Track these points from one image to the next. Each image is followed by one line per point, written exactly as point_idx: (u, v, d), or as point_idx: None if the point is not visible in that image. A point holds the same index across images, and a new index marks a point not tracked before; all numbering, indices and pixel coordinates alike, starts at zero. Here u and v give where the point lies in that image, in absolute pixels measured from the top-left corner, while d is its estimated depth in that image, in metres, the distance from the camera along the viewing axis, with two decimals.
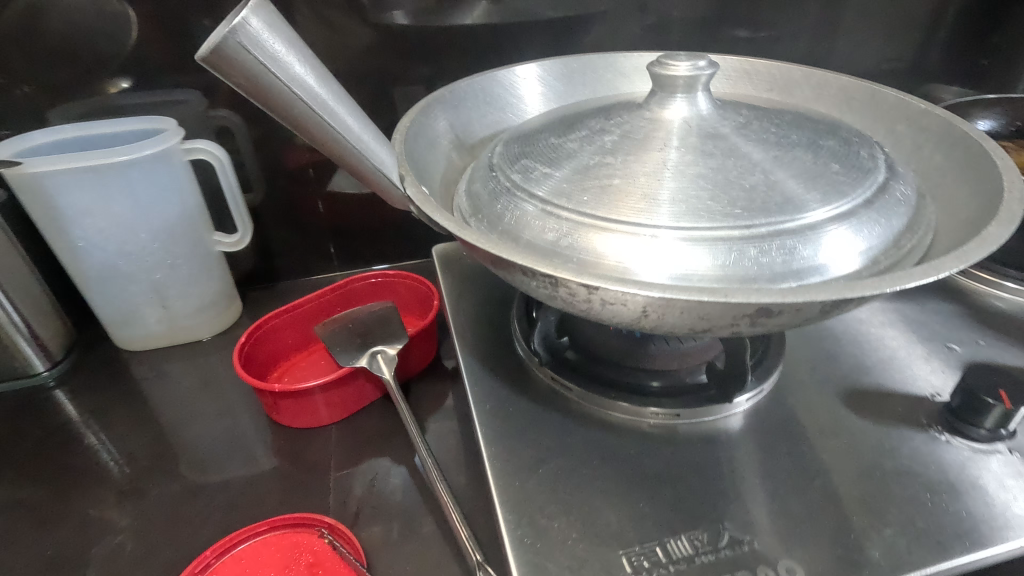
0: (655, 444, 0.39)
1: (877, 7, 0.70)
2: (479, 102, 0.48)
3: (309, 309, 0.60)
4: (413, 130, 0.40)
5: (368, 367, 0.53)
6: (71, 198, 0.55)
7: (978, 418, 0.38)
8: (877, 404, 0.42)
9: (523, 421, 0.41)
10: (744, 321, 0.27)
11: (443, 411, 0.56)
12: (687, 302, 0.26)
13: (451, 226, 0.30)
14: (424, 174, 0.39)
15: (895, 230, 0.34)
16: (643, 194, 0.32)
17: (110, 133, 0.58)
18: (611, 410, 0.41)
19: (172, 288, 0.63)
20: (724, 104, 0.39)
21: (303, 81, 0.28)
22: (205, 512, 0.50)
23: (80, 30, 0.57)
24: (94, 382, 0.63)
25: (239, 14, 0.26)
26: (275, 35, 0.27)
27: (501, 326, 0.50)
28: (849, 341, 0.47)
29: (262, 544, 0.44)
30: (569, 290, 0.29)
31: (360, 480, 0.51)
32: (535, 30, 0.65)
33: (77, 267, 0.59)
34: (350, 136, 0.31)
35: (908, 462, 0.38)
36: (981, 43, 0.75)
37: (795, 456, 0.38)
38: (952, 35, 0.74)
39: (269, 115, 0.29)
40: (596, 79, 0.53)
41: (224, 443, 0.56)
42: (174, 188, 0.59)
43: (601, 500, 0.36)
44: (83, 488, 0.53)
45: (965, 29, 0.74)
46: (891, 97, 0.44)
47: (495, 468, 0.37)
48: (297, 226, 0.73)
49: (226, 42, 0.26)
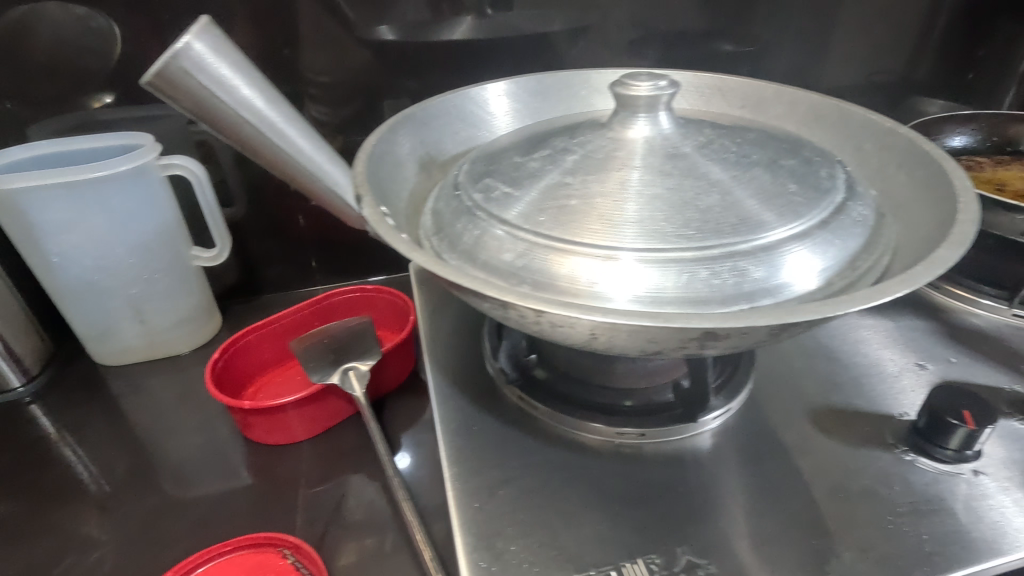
0: (620, 465, 0.39)
1: (863, 22, 0.70)
2: (450, 119, 0.48)
3: (285, 325, 0.60)
4: (378, 150, 0.40)
5: (339, 384, 0.53)
6: (47, 213, 0.55)
7: (944, 439, 0.38)
8: (845, 425, 0.41)
9: (488, 441, 0.40)
10: (692, 344, 0.27)
11: (416, 427, 0.56)
12: (631, 326, 0.26)
13: (402, 248, 0.30)
14: (388, 193, 0.39)
15: (850, 252, 0.34)
16: (598, 215, 0.32)
17: (88, 149, 0.59)
18: (577, 430, 0.41)
19: (148, 303, 0.63)
20: (687, 123, 0.39)
21: (249, 104, 0.30)
22: (173, 531, 0.50)
23: (65, 45, 0.57)
24: (70, 397, 0.63)
25: (183, 39, 0.28)
26: (220, 59, 0.29)
27: (473, 342, 0.50)
28: (822, 359, 0.47)
29: (226, 565, 0.44)
30: (519, 313, 0.29)
31: (330, 498, 0.51)
32: (515, 46, 0.65)
33: (54, 282, 0.59)
34: (300, 156, 0.32)
35: (872, 483, 0.38)
36: (969, 57, 0.74)
37: (760, 477, 0.38)
38: (940, 48, 0.74)
39: (216, 135, 0.30)
40: (570, 95, 0.53)
41: (196, 459, 0.56)
42: (150, 203, 0.59)
43: (560, 522, 0.35)
44: (52, 505, 0.52)
45: (953, 42, 0.73)
46: (859, 115, 0.44)
47: (455, 489, 0.37)
48: (278, 240, 0.73)
49: (170, 67, 0.27)
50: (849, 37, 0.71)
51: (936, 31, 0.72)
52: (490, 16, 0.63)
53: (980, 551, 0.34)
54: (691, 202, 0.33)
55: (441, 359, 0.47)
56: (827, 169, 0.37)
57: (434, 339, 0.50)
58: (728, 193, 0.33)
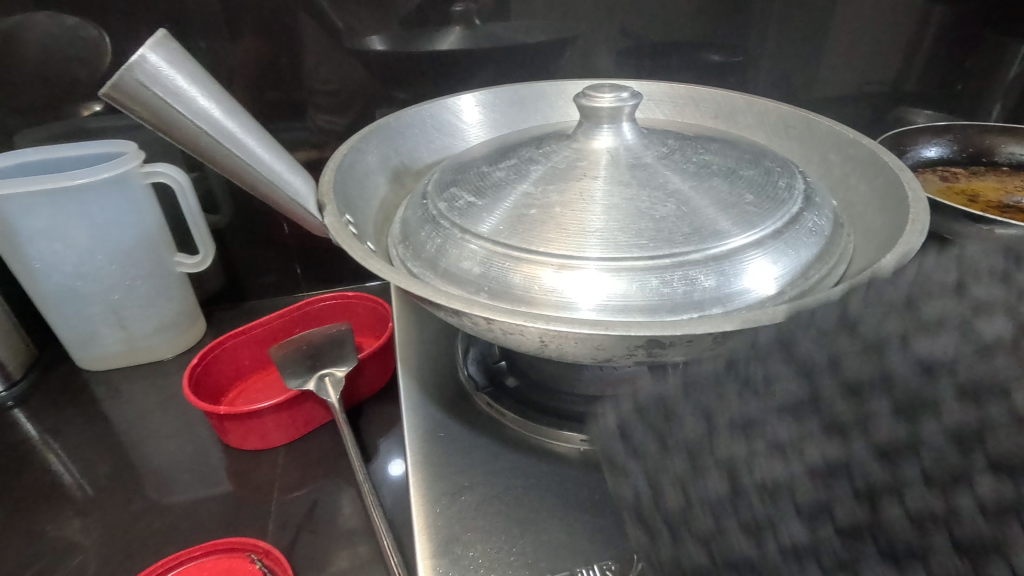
0: (583, 472, 0.39)
1: (852, 32, 0.70)
2: (424, 129, 0.49)
3: (266, 331, 0.61)
4: (347, 160, 0.41)
5: (316, 390, 0.53)
6: (28, 219, 0.56)
7: None
8: None
9: (454, 447, 0.41)
10: (640, 351, 0.28)
11: (392, 433, 0.56)
12: (577, 334, 0.26)
13: (359, 256, 0.30)
14: (356, 202, 0.40)
15: (805, 261, 0.34)
16: (556, 224, 0.33)
17: (73, 157, 0.60)
18: (543, 437, 0.41)
19: (130, 309, 0.63)
20: (651, 134, 0.40)
21: (207, 114, 0.30)
22: (145, 537, 0.50)
23: (55, 54, 0.58)
24: (52, 402, 0.64)
25: (139, 52, 0.28)
26: (177, 70, 0.29)
27: (446, 349, 0.50)
28: None
29: (195, 569, 0.44)
30: (471, 320, 0.29)
31: (303, 504, 0.51)
32: (499, 57, 0.66)
33: (36, 287, 0.60)
34: (260, 165, 0.33)
35: None
36: (960, 67, 0.74)
37: None
38: (932, 58, 0.73)
39: (175, 144, 0.31)
40: (545, 105, 0.53)
41: (172, 465, 0.56)
42: (132, 210, 0.60)
43: (518, 528, 0.36)
44: (29, 508, 0.53)
45: (945, 53, 0.73)
46: (824, 126, 0.44)
47: (417, 495, 0.38)
48: (262, 247, 0.74)
49: (125, 79, 0.28)
50: (839, 47, 0.71)
51: (927, 42, 0.72)
52: (477, 26, 0.64)
53: None
54: (648, 214, 0.33)
55: (413, 365, 0.48)
56: (786, 180, 0.37)
57: (408, 346, 0.50)
58: (685, 204, 0.34)
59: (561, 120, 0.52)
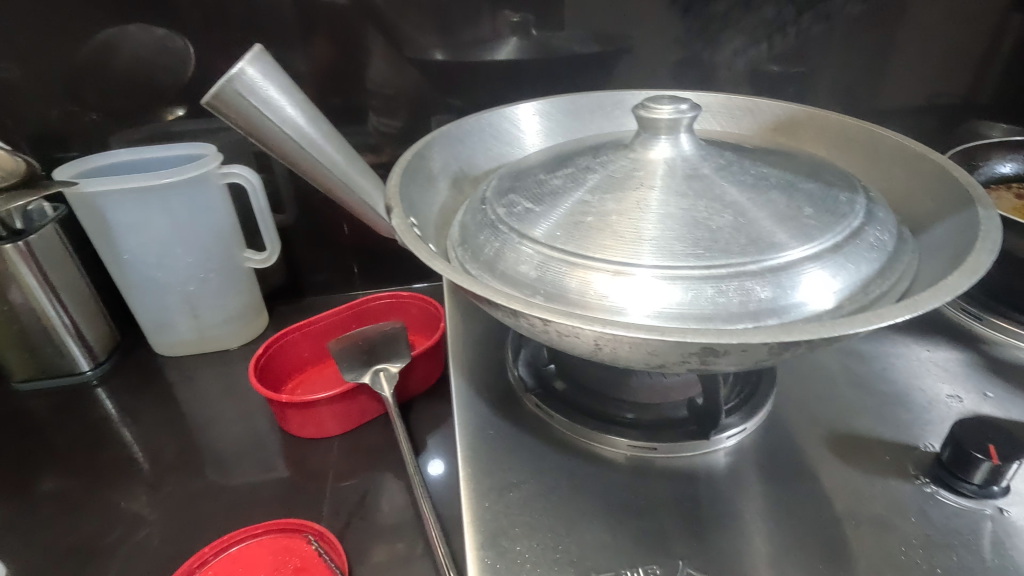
0: (628, 476, 0.40)
1: (921, 41, 0.68)
2: (484, 136, 0.51)
3: (325, 326, 0.64)
4: (411, 166, 0.43)
5: (371, 383, 0.56)
6: (119, 214, 0.61)
7: (968, 473, 0.37)
8: (863, 453, 0.41)
9: (503, 445, 0.42)
10: (693, 358, 0.28)
11: (439, 430, 0.58)
12: (632, 338, 0.27)
13: (424, 256, 0.32)
14: (418, 206, 0.42)
15: (865, 276, 0.34)
16: (613, 232, 0.34)
17: (160, 158, 0.65)
18: (591, 441, 0.42)
19: (203, 300, 0.68)
20: (708, 145, 0.40)
21: (293, 122, 0.33)
22: (211, 513, 0.53)
23: (146, 63, 0.63)
24: (130, 383, 0.69)
25: (238, 65, 0.31)
26: (269, 82, 0.32)
27: (496, 351, 0.51)
28: (846, 384, 0.46)
29: (256, 546, 0.47)
30: (528, 321, 0.30)
31: (355, 492, 0.54)
32: (555, 66, 0.67)
33: (122, 277, 0.65)
34: (337, 169, 0.35)
35: (885, 511, 0.37)
36: None
37: (768, 497, 0.38)
38: (1009, 69, 0.70)
39: (263, 149, 0.33)
40: (602, 115, 0.54)
41: (236, 447, 0.60)
42: (210, 208, 0.64)
43: (563, 527, 0.36)
44: (110, 479, 0.57)
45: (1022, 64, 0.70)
46: (890, 139, 0.44)
47: (467, 488, 0.39)
48: (323, 246, 0.77)
49: (225, 89, 0.31)
50: (904, 57, 0.69)
51: (1002, 51, 0.69)
52: (533, 36, 0.66)
53: None
54: (704, 223, 0.33)
55: (465, 364, 0.49)
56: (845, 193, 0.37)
57: (459, 345, 0.52)
58: (743, 217, 0.34)
59: (617, 131, 0.53)
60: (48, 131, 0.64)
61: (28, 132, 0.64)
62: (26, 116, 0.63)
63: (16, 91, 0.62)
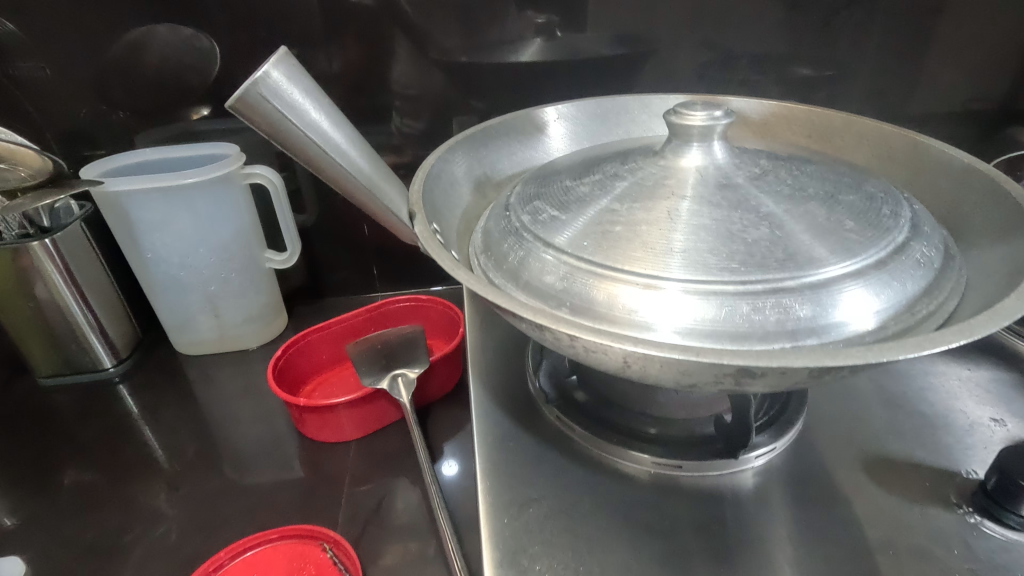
0: (653, 494, 0.38)
1: (963, 46, 0.65)
2: (509, 140, 0.50)
3: (343, 328, 0.64)
4: (435, 170, 0.42)
5: (389, 389, 0.55)
6: (144, 214, 0.61)
7: (1016, 504, 0.35)
8: (899, 477, 0.39)
9: (523, 458, 0.41)
10: (728, 380, 0.27)
11: (457, 437, 0.57)
12: (664, 358, 0.26)
13: (447, 265, 0.31)
14: (441, 212, 0.41)
15: (910, 295, 0.32)
16: (643, 243, 0.33)
17: (185, 157, 0.65)
18: (614, 457, 0.40)
19: (224, 299, 0.68)
20: (742, 153, 0.39)
21: (317, 126, 0.32)
22: (227, 514, 0.53)
23: (173, 63, 0.63)
24: (151, 381, 0.69)
25: (262, 68, 0.30)
26: (293, 85, 0.32)
27: (516, 360, 0.50)
28: (882, 404, 0.44)
29: (272, 551, 0.46)
30: (553, 335, 0.29)
31: (371, 498, 0.53)
32: (581, 69, 0.66)
33: (146, 275, 0.66)
34: (360, 174, 0.35)
35: (925, 541, 0.35)
36: None
37: (800, 522, 0.36)
38: None
39: (286, 153, 0.33)
40: (629, 120, 0.53)
41: (254, 448, 0.60)
42: (232, 208, 0.65)
43: (585, 547, 0.35)
44: (129, 476, 0.58)
45: None
46: (933, 148, 0.42)
47: (485, 502, 0.38)
48: (343, 248, 0.77)
49: (249, 93, 0.30)
50: (944, 62, 0.66)
51: None
52: (559, 38, 0.64)
53: None
54: (740, 236, 0.32)
55: (484, 372, 0.48)
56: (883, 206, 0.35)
57: (479, 352, 0.51)
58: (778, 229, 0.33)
59: (645, 136, 0.52)
60: (77, 129, 0.65)
61: (57, 130, 0.65)
62: (55, 114, 0.64)
63: (47, 90, 0.63)
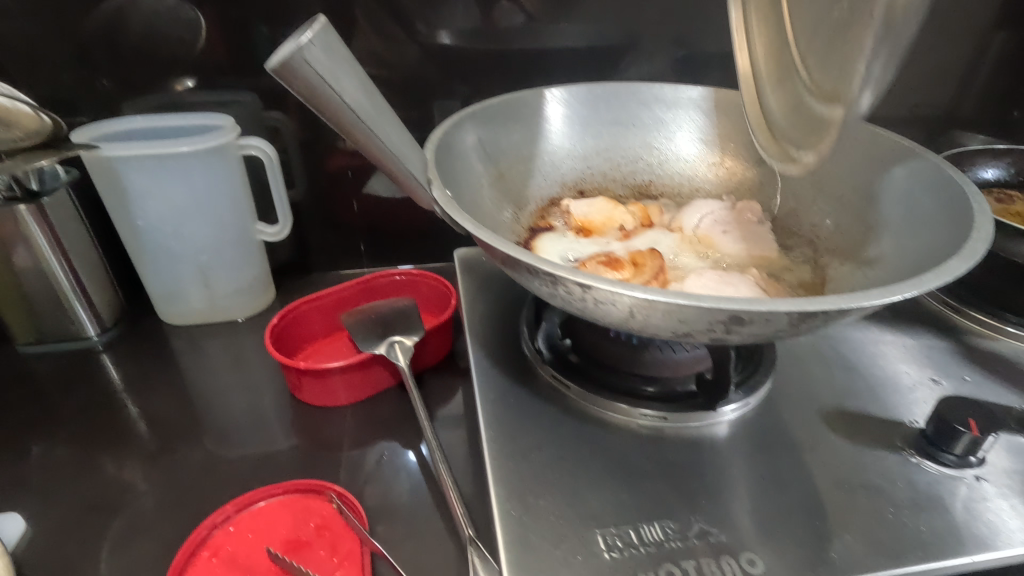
0: (641, 443, 0.42)
1: (916, 48, 0.71)
2: (507, 119, 0.53)
3: (337, 299, 0.65)
4: (445, 142, 0.45)
5: (386, 355, 0.58)
6: (138, 180, 0.61)
7: (949, 445, 0.40)
8: (856, 426, 0.44)
9: (523, 413, 0.44)
10: (719, 327, 0.31)
11: (450, 402, 0.60)
12: (667, 305, 0.30)
13: (464, 222, 0.35)
14: (453, 183, 0.44)
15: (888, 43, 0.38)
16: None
17: (177, 127, 0.65)
18: (605, 411, 0.44)
19: (215, 270, 0.69)
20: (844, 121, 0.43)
21: (352, 93, 0.34)
22: (225, 477, 0.54)
23: (157, 31, 0.63)
24: (137, 351, 0.69)
25: (306, 35, 0.32)
26: (332, 54, 0.33)
27: (511, 328, 0.53)
28: (840, 367, 0.50)
29: (278, 505, 0.48)
30: (566, 288, 0.32)
31: (370, 458, 0.55)
32: (569, 59, 0.70)
33: (137, 243, 0.66)
34: (387, 140, 0.37)
35: (878, 479, 0.40)
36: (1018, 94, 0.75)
37: (771, 465, 0.41)
38: (993, 81, 0.74)
39: (321, 117, 0.35)
40: (620, 106, 0.57)
41: (248, 415, 0.61)
42: (227, 179, 0.65)
43: (585, 487, 0.39)
44: (120, 442, 0.58)
45: (1004, 79, 0.74)
46: (892, 137, 0.47)
47: (491, 450, 0.41)
48: (332, 224, 0.78)
49: (294, 56, 0.32)
50: (899, 66, 0.72)
51: (989, 62, 0.73)
52: (548, 25, 0.67)
53: (973, 538, 0.37)
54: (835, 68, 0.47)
55: (482, 338, 0.51)
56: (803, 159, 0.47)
57: (476, 320, 0.54)
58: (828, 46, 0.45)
59: (626, 148, 0.59)
60: (57, 95, 0.64)
61: (39, 95, 0.64)
62: (38, 80, 0.63)
63: (29, 54, 0.62)
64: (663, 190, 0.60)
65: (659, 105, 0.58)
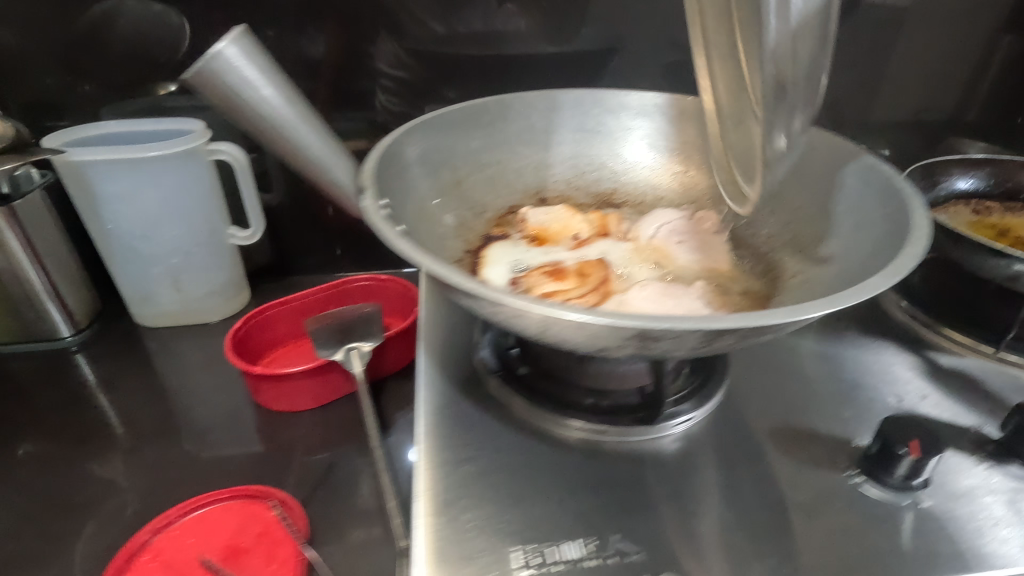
0: (577, 457, 0.42)
1: (907, 55, 0.69)
2: (465, 126, 0.53)
3: (303, 303, 0.66)
4: (390, 150, 0.45)
5: (342, 361, 0.58)
6: (107, 183, 0.62)
7: (891, 467, 0.39)
8: (802, 444, 0.43)
9: (461, 423, 0.44)
10: (630, 343, 0.30)
11: (409, 409, 0.60)
12: (572, 321, 0.29)
13: (386, 229, 0.35)
14: (395, 192, 0.44)
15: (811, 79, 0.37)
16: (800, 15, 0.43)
17: (150, 131, 0.66)
18: (546, 423, 0.44)
19: (186, 273, 0.70)
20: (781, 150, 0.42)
21: (267, 99, 0.37)
22: (179, 478, 0.55)
23: (143, 38, 0.64)
24: (109, 352, 0.70)
25: (220, 44, 0.35)
26: (248, 62, 0.36)
27: (464, 335, 0.53)
28: (795, 381, 0.49)
29: (222, 510, 0.48)
30: (481, 302, 0.32)
31: (323, 464, 0.55)
32: (547, 64, 0.69)
33: (108, 246, 0.67)
34: (306, 146, 0.39)
35: (815, 500, 0.39)
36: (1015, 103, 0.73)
37: (707, 483, 0.40)
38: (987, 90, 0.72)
39: (238, 123, 0.38)
40: (584, 114, 0.57)
41: (211, 417, 0.62)
42: (196, 183, 0.66)
43: (511, 501, 0.39)
44: (83, 441, 0.59)
45: (1000, 87, 0.72)
46: (849, 147, 0.46)
47: (423, 460, 0.41)
48: (308, 228, 0.79)
49: (205, 65, 0.34)
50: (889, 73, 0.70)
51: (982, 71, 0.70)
52: (525, 30, 0.67)
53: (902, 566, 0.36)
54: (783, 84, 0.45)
55: (433, 346, 0.51)
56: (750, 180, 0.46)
57: (430, 327, 0.54)
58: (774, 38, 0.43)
59: (590, 155, 0.58)
60: (41, 98, 0.66)
61: (21, 98, 0.65)
62: (20, 83, 0.64)
63: (13, 58, 0.63)
64: (626, 198, 0.59)
65: (624, 114, 0.57)
